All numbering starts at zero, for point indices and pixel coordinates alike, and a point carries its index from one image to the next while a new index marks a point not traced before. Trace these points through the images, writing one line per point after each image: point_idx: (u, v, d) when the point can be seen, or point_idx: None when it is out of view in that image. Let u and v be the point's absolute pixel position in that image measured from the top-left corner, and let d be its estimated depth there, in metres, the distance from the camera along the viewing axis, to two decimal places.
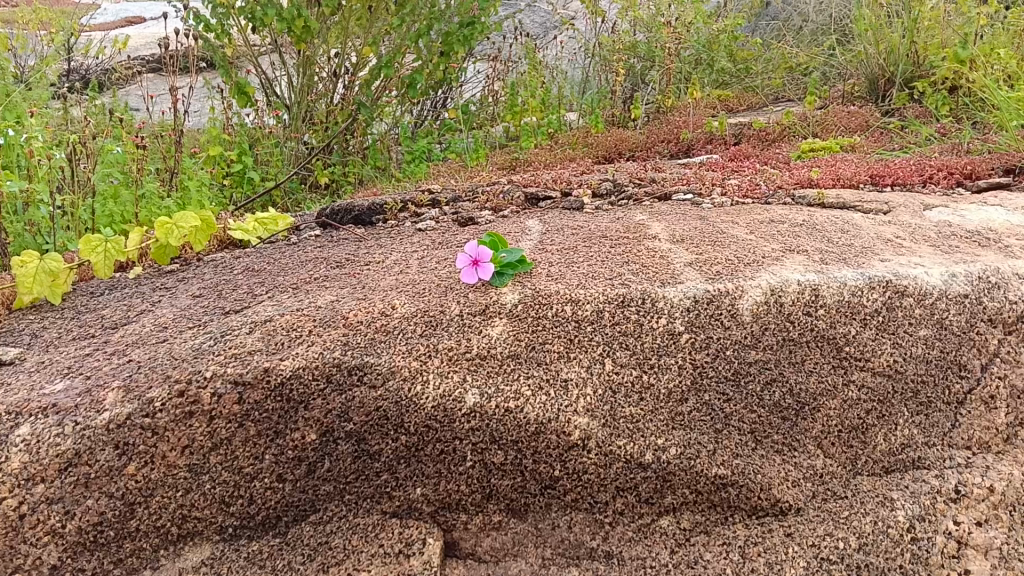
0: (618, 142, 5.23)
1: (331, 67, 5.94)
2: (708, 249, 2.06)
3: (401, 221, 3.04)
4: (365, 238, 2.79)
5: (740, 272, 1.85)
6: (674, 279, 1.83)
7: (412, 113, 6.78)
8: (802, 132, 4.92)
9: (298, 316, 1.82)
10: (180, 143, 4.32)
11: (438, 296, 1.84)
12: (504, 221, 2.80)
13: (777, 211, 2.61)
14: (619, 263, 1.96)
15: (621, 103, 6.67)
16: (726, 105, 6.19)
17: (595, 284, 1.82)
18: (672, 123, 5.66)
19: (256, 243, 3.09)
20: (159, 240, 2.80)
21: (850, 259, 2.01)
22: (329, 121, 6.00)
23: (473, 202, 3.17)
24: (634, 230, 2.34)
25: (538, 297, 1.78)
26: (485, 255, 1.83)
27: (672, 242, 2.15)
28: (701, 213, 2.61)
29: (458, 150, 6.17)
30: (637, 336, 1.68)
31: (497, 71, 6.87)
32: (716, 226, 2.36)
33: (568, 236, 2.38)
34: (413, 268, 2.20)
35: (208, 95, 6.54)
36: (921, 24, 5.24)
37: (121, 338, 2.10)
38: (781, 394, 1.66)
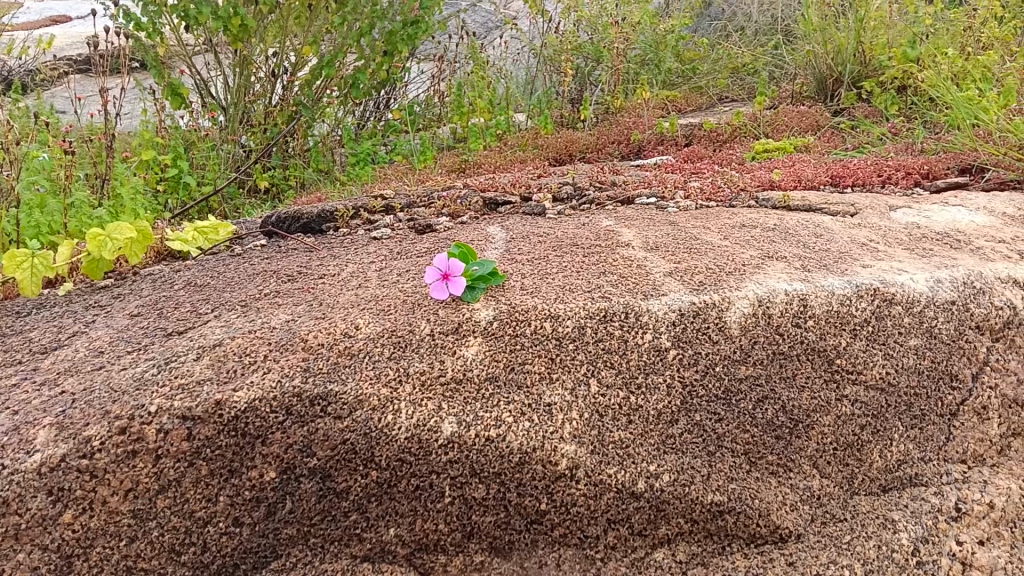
0: (568, 144, 5.15)
1: (269, 67, 5.72)
2: (685, 257, 1.97)
3: (354, 229, 2.88)
4: (317, 248, 2.63)
5: (724, 282, 1.75)
6: (656, 290, 1.72)
7: (355, 114, 6.56)
8: (753, 132, 4.90)
9: (252, 339, 1.66)
10: (107, 146, 4.08)
11: (404, 314, 1.70)
12: (463, 229, 2.68)
13: (745, 215, 2.53)
14: (596, 274, 1.84)
15: (568, 104, 6.59)
16: (675, 105, 6.16)
17: (573, 297, 1.70)
18: (622, 124, 5.60)
19: (197, 253, 2.90)
20: (91, 253, 2.61)
21: (831, 265, 1.94)
22: (269, 122, 5.77)
23: (428, 207, 3.03)
24: (604, 237, 2.24)
25: (514, 313, 1.65)
26: (454, 270, 1.69)
27: (647, 249, 2.05)
28: (668, 218, 2.52)
29: (404, 152, 5.99)
30: (622, 354, 1.57)
31: (443, 71, 6.72)
32: (686, 231, 2.28)
33: (535, 245, 2.27)
34: (373, 282, 2.06)
35: (140, 97, 6.25)
36: (866, 25, 5.28)
37: (51, 364, 1.92)
38: (774, 411, 1.57)
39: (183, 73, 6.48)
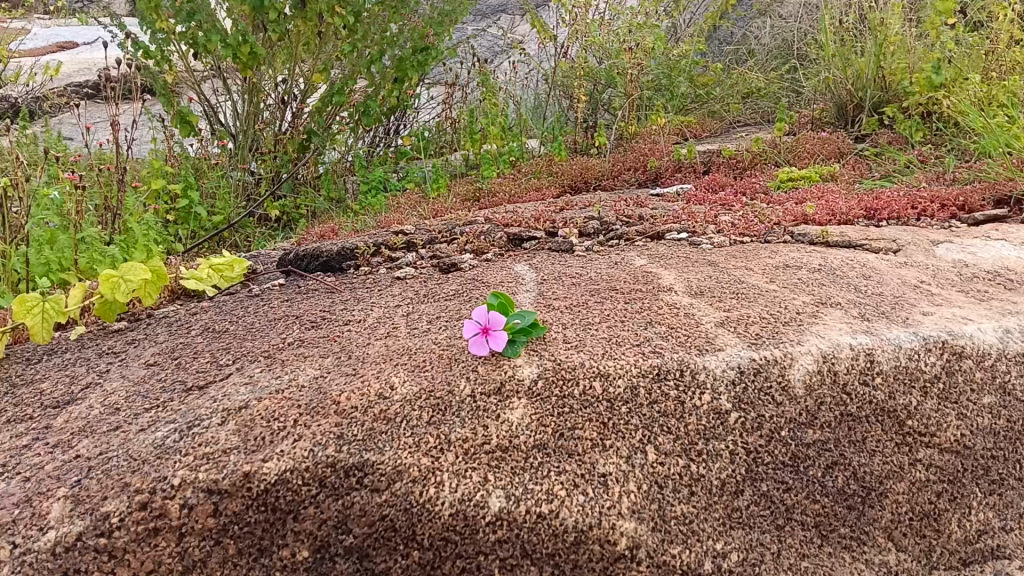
0: (583, 171, 5.06)
1: (279, 94, 5.65)
2: (734, 303, 1.86)
3: (375, 266, 2.77)
4: (338, 289, 2.52)
5: (783, 335, 1.64)
6: (711, 344, 1.61)
7: (365, 141, 6.44)
8: (774, 159, 4.80)
9: (279, 400, 1.55)
10: (116, 180, 4.00)
11: (441, 371, 1.58)
12: (489, 268, 2.57)
13: (786, 254, 2.42)
14: (642, 324, 1.73)
15: (581, 130, 6.50)
16: (691, 131, 6.06)
17: (623, 352, 1.59)
18: (638, 150, 5.50)
19: (212, 292, 2.80)
20: (104, 295, 2.51)
21: (891, 313, 1.83)
22: (279, 150, 5.68)
23: (451, 243, 2.92)
24: (643, 279, 2.13)
25: (561, 370, 1.54)
26: (495, 323, 1.57)
27: (692, 294, 1.94)
28: (705, 257, 2.41)
29: (416, 179, 5.88)
30: (680, 418, 1.46)
31: (454, 97, 6.64)
32: (726, 273, 2.16)
33: (569, 287, 2.15)
34: (402, 331, 1.95)
35: (149, 124, 6.19)
36: (887, 50, 5.20)
37: (65, 422, 1.81)
38: (844, 479, 1.46)
39: (191, 101, 6.40)
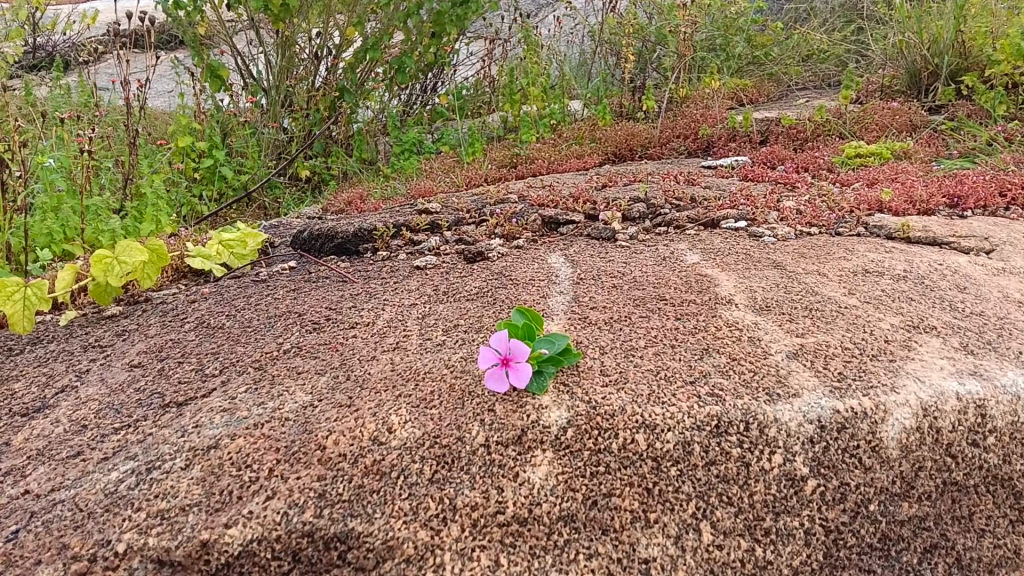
0: (629, 137, 4.72)
1: (312, 48, 5.33)
2: (809, 326, 1.56)
3: (394, 250, 2.49)
4: (351, 279, 2.25)
5: (874, 377, 1.34)
6: (784, 385, 1.32)
7: (400, 99, 6.11)
8: (839, 130, 4.42)
9: (255, 439, 1.29)
10: (131, 140, 3.77)
11: (449, 410, 1.30)
12: (520, 259, 2.28)
13: (864, 255, 2.10)
14: (697, 352, 1.44)
15: (628, 92, 6.10)
16: (747, 94, 5.64)
17: (674, 392, 1.30)
18: (689, 114, 5.11)
19: (219, 273, 2.56)
20: (96, 278, 2.28)
21: (1000, 343, 1.51)
22: (310, 108, 5.39)
23: (480, 224, 2.63)
24: (697, 284, 1.82)
25: (596, 416, 1.25)
26: (519, 353, 1.29)
27: (755, 310, 1.64)
28: (768, 256, 2.09)
29: (452, 142, 5.56)
30: (743, 485, 1.19)
31: (494, 53, 6.25)
32: (795, 280, 1.85)
33: (609, 291, 1.86)
34: (413, 343, 1.68)
35: (178, 77, 5.93)
36: (968, 11, 4.75)
37: (24, 439, 1.58)
38: (945, 566, 1.21)
39: (222, 54, 6.11)
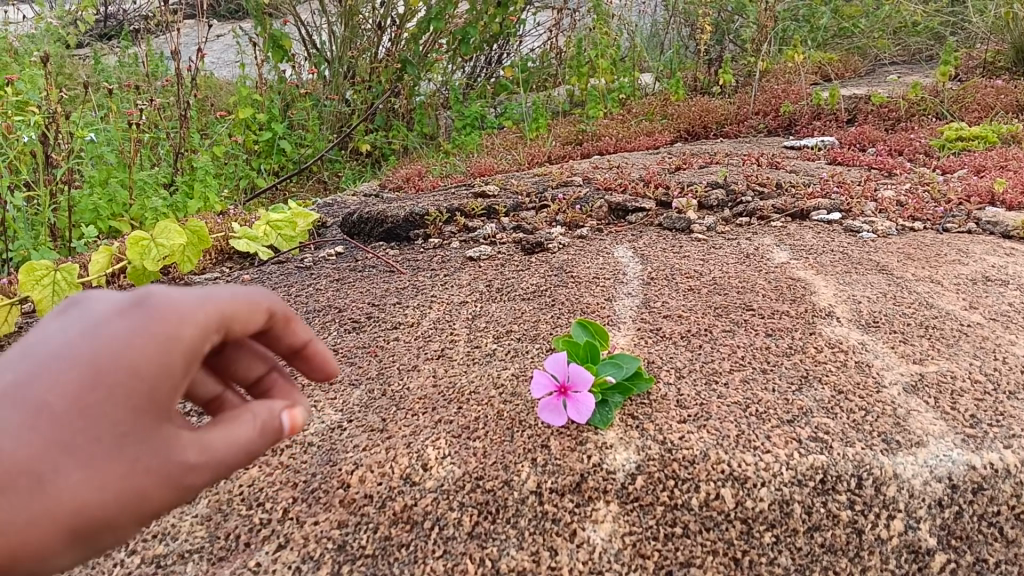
0: (703, 113, 4.42)
1: (376, 18, 5.09)
2: (929, 351, 1.31)
3: (447, 237, 2.30)
4: (399, 269, 2.07)
5: (1016, 425, 1.11)
6: (905, 431, 1.09)
7: (464, 72, 5.87)
8: (935, 109, 4.07)
9: (272, 471, 1.11)
10: (185, 110, 3.64)
11: (497, 444, 1.10)
12: (583, 251, 2.06)
13: (983, 259, 1.82)
14: (793, 381, 1.21)
15: (704, 66, 5.75)
16: (833, 69, 5.25)
17: (769, 434, 1.08)
18: (770, 90, 4.77)
19: (265, 256, 2.37)
20: (133, 261, 2.15)
21: None
22: (373, 79, 5.20)
23: (542, 210, 2.42)
24: (789, 291, 1.58)
25: (672, 462, 1.04)
26: (579, 381, 1.06)
27: (861, 326, 1.40)
28: (869, 257, 1.84)
29: (515, 116, 5.30)
30: (855, 558, 0.98)
31: (562, 24, 5.95)
32: (906, 290, 1.59)
33: (685, 295, 1.63)
34: (460, 351, 1.48)
35: (240, 47, 5.79)
36: None
37: None
38: None
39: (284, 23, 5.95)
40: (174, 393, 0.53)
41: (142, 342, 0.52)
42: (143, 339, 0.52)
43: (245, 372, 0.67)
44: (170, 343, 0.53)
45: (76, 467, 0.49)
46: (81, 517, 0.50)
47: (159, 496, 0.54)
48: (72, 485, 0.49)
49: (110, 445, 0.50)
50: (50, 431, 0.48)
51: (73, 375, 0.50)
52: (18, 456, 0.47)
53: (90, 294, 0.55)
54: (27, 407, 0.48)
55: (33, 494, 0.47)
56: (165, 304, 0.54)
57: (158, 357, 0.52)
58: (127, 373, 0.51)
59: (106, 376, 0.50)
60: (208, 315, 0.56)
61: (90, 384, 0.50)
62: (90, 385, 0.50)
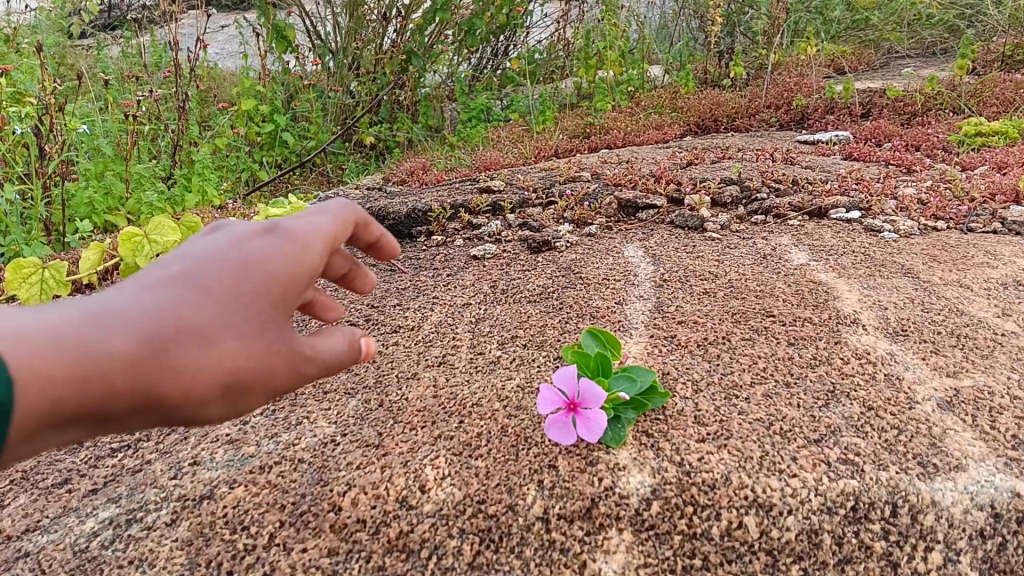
0: (714, 107, 4.32)
1: (381, 8, 4.98)
2: (963, 363, 1.23)
3: (450, 235, 2.22)
4: (401, 268, 1.99)
5: None
6: (942, 453, 1.01)
7: (470, 63, 5.76)
8: (953, 104, 3.97)
9: (259, 491, 1.04)
10: (183, 101, 3.55)
11: (500, 463, 1.02)
12: (592, 251, 1.98)
13: (1014, 262, 1.74)
14: (818, 396, 1.13)
15: (714, 59, 5.63)
16: (847, 62, 5.14)
17: (796, 456, 1.00)
18: (782, 83, 4.66)
19: None
20: (125, 259, 2.06)
21: None
22: (377, 71, 5.10)
23: (549, 207, 2.33)
24: (811, 295, 1.50)
25: (691, 486, 0.96)
26: (591, 400, 0.97)
27: (889, 335, 1.32)
28: (892, 259, 1.75)
29: (521, 109, 5.20)
30: None
31: (571, 15, 5.83)
32: (934, 295, 1.51)
33: (700, 299, 1.55)
34: (462, 358, 1.40)
35: (242, 37, 5.69)
36: None
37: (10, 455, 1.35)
38: None
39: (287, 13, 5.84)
40: (302, 290, 0.65)
41: (279, 249, 0.64)
42: (280, 245, 0.64)
43: (335, 268, 0.80)
44: (299, 250, 0.65)
45: (237, 327, 0.59)
46: (234, 378, 0.58)
47: (285, 378, 0.62)
48: (231, 344, 0.58)
49: (260, 320, 0.60)
50: (219, 297, 0.59)
51: (232, 264, 0.61)
52: (196, 315, 0.57)
53: (230, 224, 0.67)
54: (199, 279, 0.59)
55: (205, 351, 0.57)
56: (295, 229, 0.67)
57: (294, 259, 0.64)
58: (271, 267, 0.62)
59: (257, 269, 0.62)
60: (322, 240, 0.69)
61: (243, 272, 0.61)
62: (244, 274, 0.61)
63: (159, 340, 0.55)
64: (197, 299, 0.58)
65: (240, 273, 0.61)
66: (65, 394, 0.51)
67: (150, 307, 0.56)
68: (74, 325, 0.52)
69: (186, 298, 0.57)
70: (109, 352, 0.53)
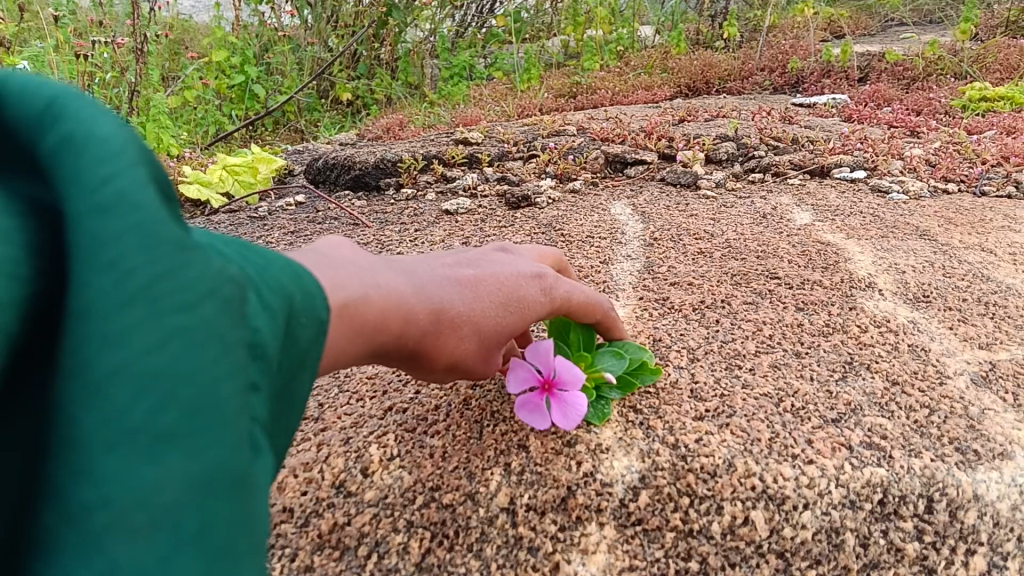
0: (705, 67, 4.12)
1: None
2: (996, 334, 1.07)
3: (422, 188, 2.04)
4: (366, 222, 1.81)
5: None
6: (984, 437, 0.86)
7: (453, 20, 5.50)
8: (954, 70, 3.82)
9: None
10: (140, 43, 3.29)
11: (460, 441, 0.86)
12: (575, 208, 1.81)
13: None
14: (834, 369, 0.97)
15: (707, 20, 5.40)
16: (844, 25, 4.95)
17: (811, 440, 0.84)
18: (777, 45, 4.47)
19: (219, 204, 2.08)
20: None
21: None
22: (354, 24, 4.84)
23: (530, 161, 2.15)
24: (819, 257, 1.34)
25: (687, 474, 0.80)
26: (570, 379, 0.79)
27: (909, 302, 1.16)
28: (905, 221, 1.59)
29: (505, 67, 4.96)
30: None
31: None
32: (956, 259, 1.35)
33: (694, 258, 1.38)
34: None
35: None
36: None
37: None
38: None
39: None
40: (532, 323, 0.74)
41: (539, 295, 0.74)
42: (543, 287, 0.75)
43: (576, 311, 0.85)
44: (553, 291, 0.76)
45: (488, 332, 0.69)
46: (458, 362, 0.67)
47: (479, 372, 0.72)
48: (472, 344, 0.67)
49: (498, 335, 0.70)
50: (485, 307, 0.68)
51: (502, 287, 0.71)
52: (465, 315, 0.66)
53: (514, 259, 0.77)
54: (478, 290, 0.69)
55: (453, 341, 0.66)
56: (560, 286, 0.77)
57: (548, 304, 0.74)
58: (527, 306, 0.72)
59: (518, 301, 0.71)
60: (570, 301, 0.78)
61: (509, 300, 0.70)
62: (511, 301, 0.70)
63: (445, 323, 0.64)
64: (473, 299, 0.68)
65: (507, 290, 0.71)
66: (377, 341, 0.58)
67: (443, 297, 0.65)
68: (403, 292, 0.61)
69: (466, 302, 0.67)
70: (410, 323, 0.61)
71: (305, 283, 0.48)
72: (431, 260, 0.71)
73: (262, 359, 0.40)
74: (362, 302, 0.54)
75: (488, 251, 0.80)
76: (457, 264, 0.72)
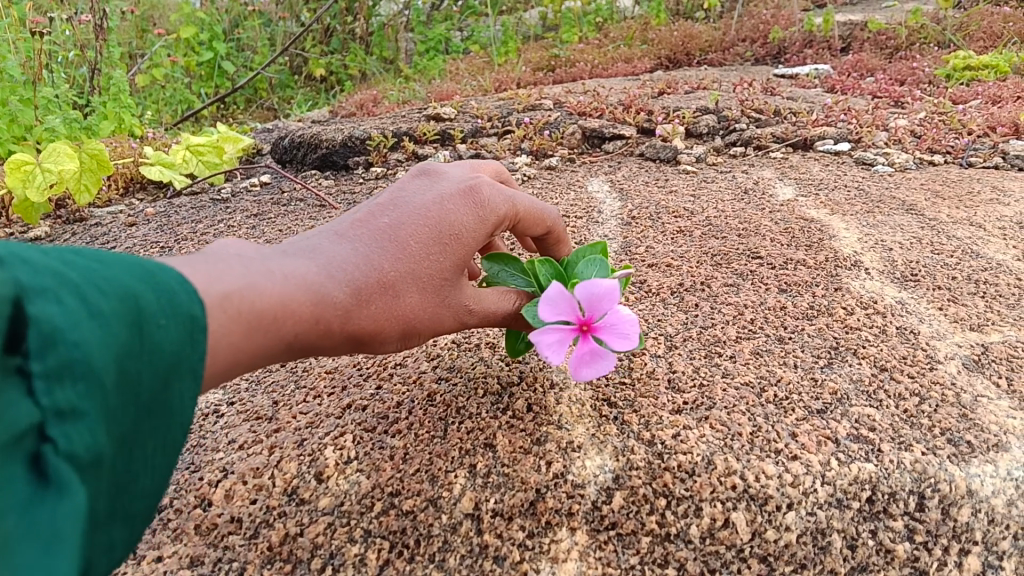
0: (686, 38, 4.03)
1: None
2: (986, 315, 1.03)
3: (392, 167, 1.97)
4: (333, 203, 1.74)
5: None
6: (977, 427, 0.81)
7: None
8: (936, 39, 3.76)
9: None
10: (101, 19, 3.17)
11: (422, 440, 0.80)
12: (550, 185, 1.75)
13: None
14: (820, 355, 0.92)
15: None
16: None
17: (797, 433, 0.79)
18: (759, 16, 4.38)
19: (183, 185, 1.99)
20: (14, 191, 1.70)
21: None
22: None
23: (505, 137, 2.08)
24: (803, 234, 1.28)
25: (664, 474, 0.74)
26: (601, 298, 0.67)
27: (896, 282, 1.11)
28: (890, 195, 1.54)
29: (482, 41, 4.84)
30: None
31: None
32: (944, 235, 1.30)
33: (672, 238, 1.33)
34: None
35: None
36: None
37: None
38: None
39: None
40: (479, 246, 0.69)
41: (469, 216, 0.68)
42: (469, 202, 0.69)
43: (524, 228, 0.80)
44: (487, 204, 0.69)
45: (425, 279, 0.64)
46: (410, 323, 0.64)
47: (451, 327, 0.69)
48: (413, 297, 0.63)
49: (443, 279, 0.66)
50: (412, 254, 0.63)
51: (422, 221, 0.65)
52: (391, 272, 0.62)
53: (425, 182, 0.71)
54: (398, 237, 0.64)
55: (393, 302, 0.62)
56: (486, 188, 0.71)
57: (481, 216, 0.68)
58: (462, 233, 0.67)
59: (447, 231, 0.66)
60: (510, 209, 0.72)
61: (436, 236, 0.65)
62: (439, 236, 0.65)
63: (371, 292, 0.60)
64: (397, 252, 0.63)
65: (433, 223, 0.66)
66: (302, 330, 0.54)
67: (360, 262, 0.60)
68: (308, 271, 0.57)
69: (388, 256, 0.62)
70: (332, 301, 0.57)
71: (163, 276, 0.44)
72: (342, 221, 0.66)
73: (92, 375, 0.39)
74: (250, 290, 0.50)
75: (407, 176, 0.73)
76: (370, 212, 0.66)
